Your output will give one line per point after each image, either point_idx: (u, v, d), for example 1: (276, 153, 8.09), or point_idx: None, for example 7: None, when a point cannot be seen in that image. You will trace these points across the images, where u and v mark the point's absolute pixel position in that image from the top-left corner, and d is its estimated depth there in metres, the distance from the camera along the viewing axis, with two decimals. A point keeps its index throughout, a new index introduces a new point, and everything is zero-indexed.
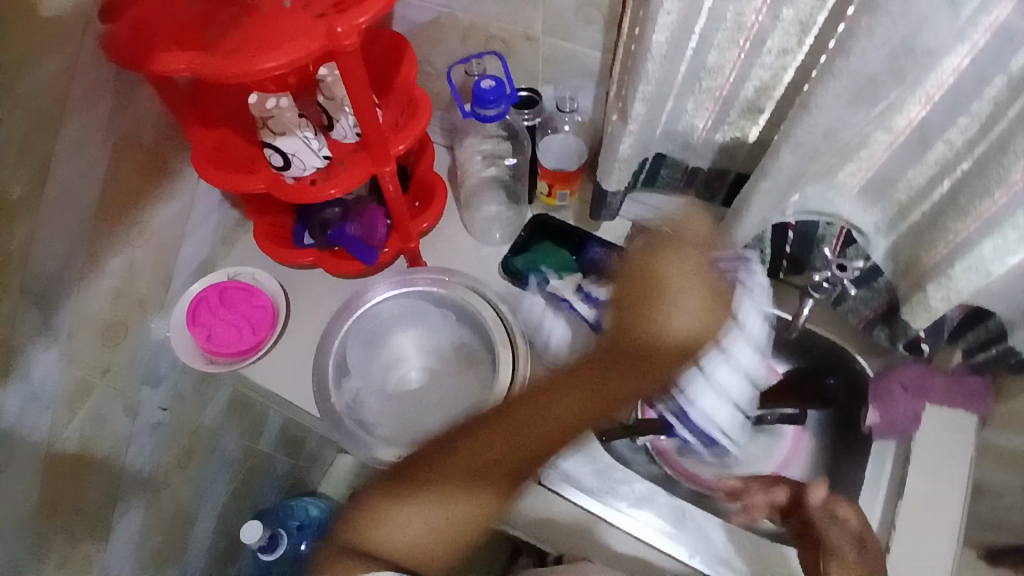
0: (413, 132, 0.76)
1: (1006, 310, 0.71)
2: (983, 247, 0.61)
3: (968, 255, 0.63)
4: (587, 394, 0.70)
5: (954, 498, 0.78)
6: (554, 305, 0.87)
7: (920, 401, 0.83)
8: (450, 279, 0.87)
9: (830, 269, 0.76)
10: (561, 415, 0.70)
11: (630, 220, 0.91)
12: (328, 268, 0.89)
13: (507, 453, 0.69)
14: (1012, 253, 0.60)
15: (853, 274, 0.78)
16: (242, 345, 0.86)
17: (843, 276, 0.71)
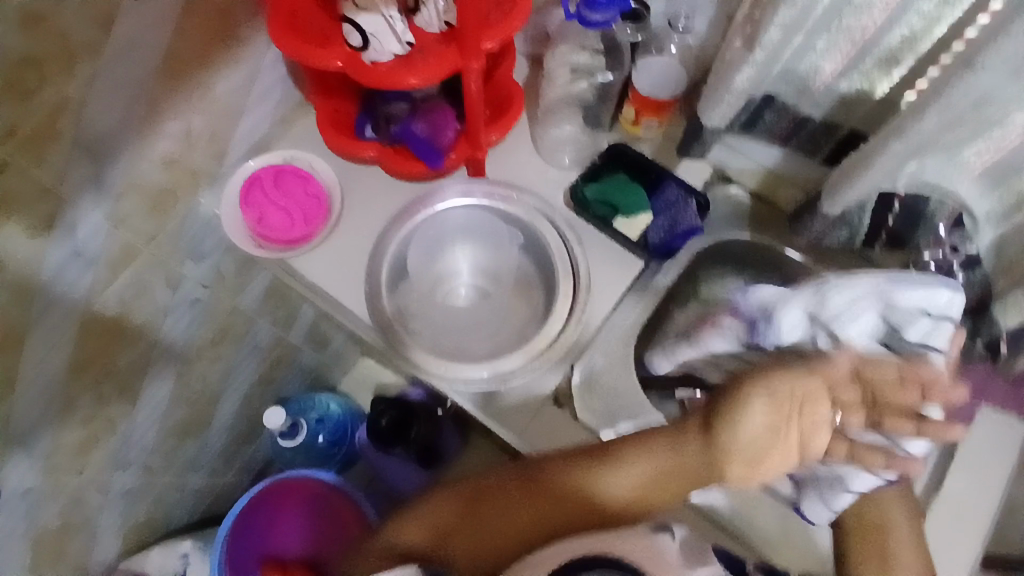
0: (508, 30, 0.70)
1: None
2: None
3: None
4: (653, 466, 0.68)
5: (986, 505, 0.77)
6: (620, 243, 0.84)
7: (978, 404, 0.79)
8: (515, 197, 0.85)
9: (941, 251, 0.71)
10: (631, 473, 0.68)
11: (715, 165, 0.88)
12: (389, 166, 0.85)
13: (564, 483, 0.68)
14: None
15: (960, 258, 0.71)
16: (294, 234, 0.83)
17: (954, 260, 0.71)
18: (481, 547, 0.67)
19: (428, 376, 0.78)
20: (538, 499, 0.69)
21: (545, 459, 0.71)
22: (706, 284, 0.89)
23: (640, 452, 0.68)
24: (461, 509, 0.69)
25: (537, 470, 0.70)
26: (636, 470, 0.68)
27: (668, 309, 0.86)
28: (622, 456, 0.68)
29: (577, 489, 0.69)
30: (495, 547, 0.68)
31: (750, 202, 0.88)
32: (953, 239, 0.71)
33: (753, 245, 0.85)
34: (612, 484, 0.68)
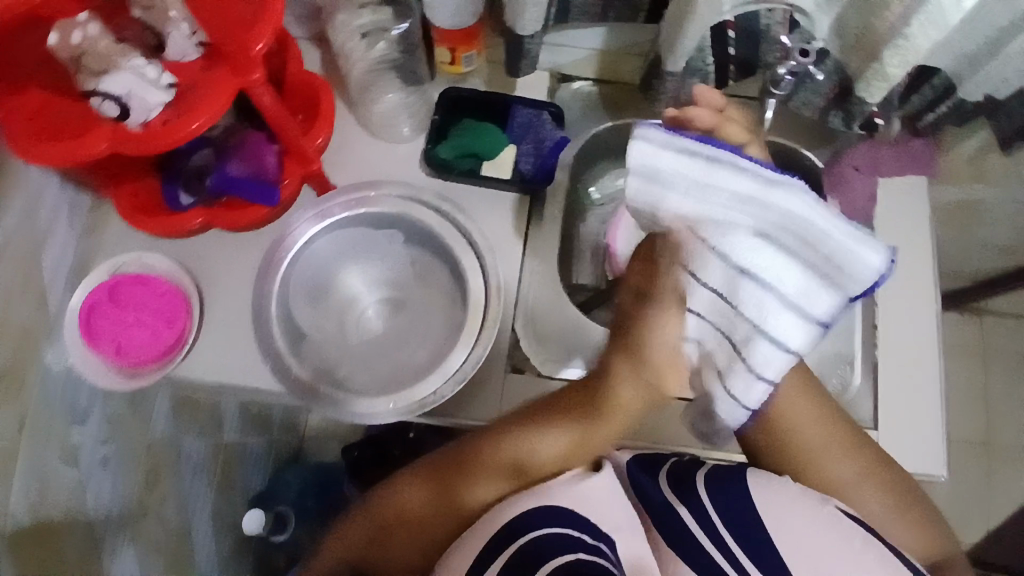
0: (272, 21, 0.60)
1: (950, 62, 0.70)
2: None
3: (923, 8, 0.58)
4: (569, 425, 0.63)
5: (923, 257, 0.82)
6: (496, 188, 0.79)
7: (873, 179, 0.83)
8: (376, 194, 0.77)
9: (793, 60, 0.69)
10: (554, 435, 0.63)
11: (548, 68, 0.85)
12: (227, 225, 0.74)
13: (485, 454, 0.62)
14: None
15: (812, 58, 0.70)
16: (163, 344, 0.73)
17: (808, 63, 0.66)
18: (407, 552, 0.61)
19: (378, 418, 0.70)
20: (446, 476, 0.62)
21: (470, 438, 0.64)
22: (595, 185, 0.91)
23: (574, 412, 0.63)
24: (377, 521, 0.62)
25: (459, 451, 0.63)
26: (561, 432, 0.63)
27: (571, 226, 0.90)
28: (550, 412, 0.64)
29: (497, 466, 0.62)
30: (412, 547, 0.61)
31: (598, 88, 0.87)
32: (799, 44, 0.67)
33: (618, 129, 0.86)
34: (536, 451, 0.62)
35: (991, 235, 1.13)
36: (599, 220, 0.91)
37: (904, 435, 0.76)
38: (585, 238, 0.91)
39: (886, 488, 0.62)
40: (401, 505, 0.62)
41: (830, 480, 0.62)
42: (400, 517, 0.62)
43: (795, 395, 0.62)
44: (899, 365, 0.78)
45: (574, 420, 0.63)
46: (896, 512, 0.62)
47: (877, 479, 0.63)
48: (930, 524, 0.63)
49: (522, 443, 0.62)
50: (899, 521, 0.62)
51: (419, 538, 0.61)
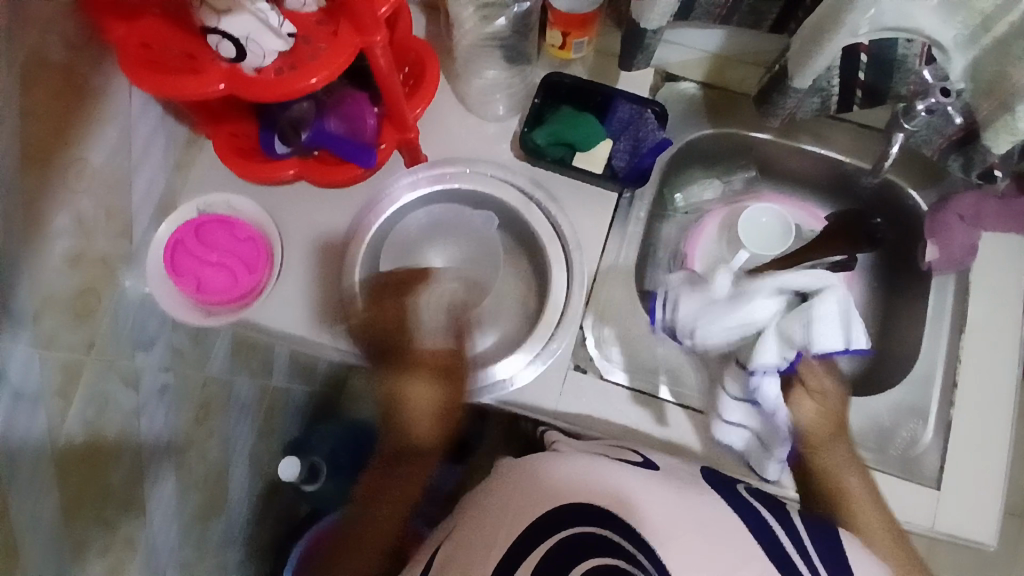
0: None
1: None
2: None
3: None
4: (418, 396, 0.71)
5: (1016, 318, 0.78)
6: (589, 182, 0.79)
7: (976, 230, 0.78)
8: (472, 169, 0.79)
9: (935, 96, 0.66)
10: (422, 391, 0.71)
11: (655, 66, 0.83)
12: (316, 179, 0.74)
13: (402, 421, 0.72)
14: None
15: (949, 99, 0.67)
16: (242, 288, 0.74)
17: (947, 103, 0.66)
18: (387, 522, 0.69)
19: (444, 390, 0.72)
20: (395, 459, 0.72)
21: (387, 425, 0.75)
22: (681, 191, 0.90)
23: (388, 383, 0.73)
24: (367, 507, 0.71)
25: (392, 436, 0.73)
26: (418, 391, 0.71)
27: (651, 229, 0.89)
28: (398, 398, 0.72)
29: (415, 420, 0.72)
30: (385, 535, 0.68)
31: (703, 92, 0.84)
32: (940, 81, 0.67)
33: (717, 138, 0.85)
34: (412, 407, 0.72)
35: None
36: (679, 227, 0.91)
37: (965, 498, 0.73)
38: (661, 242, 0.91)
39: (873, 497, 0.69)
40: (387, 482, 0.71)
41: (836, 486, 0.69)
42: (389, 497, 0.70)
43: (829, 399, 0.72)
44: (972, 426, 0.76)
45: (427, 373, 0.71)
46: (879, 525, 0.67)
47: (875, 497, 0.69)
48: (910, 549, 0.67)
49: (417, 400, 0.71)
50: (882, 523, 0.68)
51: (395, 505, 0.69)
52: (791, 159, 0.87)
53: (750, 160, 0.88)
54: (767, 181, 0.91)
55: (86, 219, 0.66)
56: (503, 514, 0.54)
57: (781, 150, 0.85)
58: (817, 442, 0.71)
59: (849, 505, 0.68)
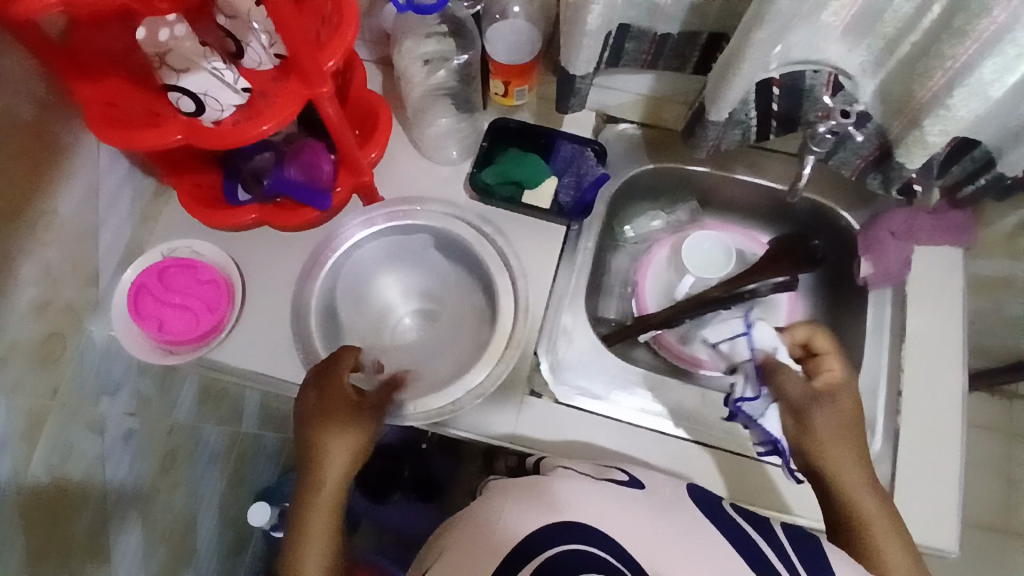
0: (343, 45, 0.65)
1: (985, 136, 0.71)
2: (981, 71, 0.58)
3: (966, 81, 0.60)
4: (340, 449, 0.66)
5: (953, 325, 0.81)
6: (535, 218, 0.83)
7: (908, 245, 0.82)
8: (422, 207, 0.82)
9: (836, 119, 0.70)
10: (342, 443, 0.66)
11: (596, 109, 0.89)
12: (277, 223, 0.79)
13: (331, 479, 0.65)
14: (1012, 71, 0.58)
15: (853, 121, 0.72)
16: (203, 329, 0.76)
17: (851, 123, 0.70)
18: None
19: (398, 417, 0.73)
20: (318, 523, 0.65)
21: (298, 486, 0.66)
22: (630, 224, 0.96)
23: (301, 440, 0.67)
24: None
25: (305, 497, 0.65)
26: (342, 444, 0.66)
27: (602, 261, 0.93)
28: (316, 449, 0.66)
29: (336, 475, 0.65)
30: None
31: (642, 131, 0.91)
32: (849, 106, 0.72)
33: (655, 174, 0.91)
34: (332, 461, 0.66)
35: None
36: (627, 258, 0.96)
37: (919, 507, 0.74)
38: (613, 273, 0.95)
39: (887, 507, 0.64)
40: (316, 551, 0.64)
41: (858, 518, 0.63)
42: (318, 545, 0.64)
43: (841, 408, 0.67)
44: (920, 435, 0.77)
45: (347, 423, 0.66)
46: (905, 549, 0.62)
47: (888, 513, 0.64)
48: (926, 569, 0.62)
49: (337, 457, 0.66)
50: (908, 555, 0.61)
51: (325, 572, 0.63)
52: (729, 189, 0.92)
53: (690, 194, 0.94)
54: (711, 212, 0.96)
55: (51, 267, 0.69)
56: (481, 544, 0.53)
57: (719, 182, 0.91)
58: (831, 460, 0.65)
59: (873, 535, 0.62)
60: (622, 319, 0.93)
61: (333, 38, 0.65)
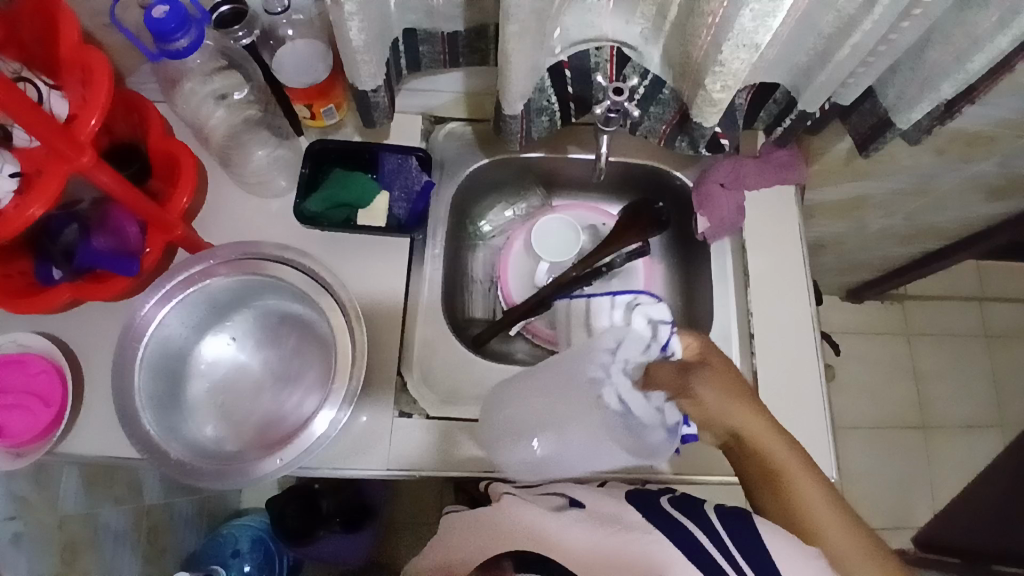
0: (101, 107, 0.62)
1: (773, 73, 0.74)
2: (742, 19, 0.56)
3: (731, 33, 0.58)
4: None
5: (795, 260, 0.84)
6: (373, 236, 0.81)
7: (741, 192, 0.84)
8: (215, 259, 0.74)
9: (608, 98, 0.71)
10: None
11: (421, 112, 0.86)
12: (97, 294, 0.74)
13: None
14: (772, 14, 0.56)
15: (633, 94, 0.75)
16: (43, 423, 0.72)
17: (623, 101, 0.71)
18: None
19: (265, 472, 0.67)
20: None
21: None
22: (484, 219, 0.95)
23: None
24: None
25: None
26: None
27: (460, 262, 0.93)
28: None
29: None
30: None
31: (471, 128, 0.89)
32: (642, 75, 0.73)
33: (493, 166, 0.90)
34: None
35: (886, 225, 1.17)
36: (486, 253, 0.96)
37: None
38: (475, 271, 0.95)
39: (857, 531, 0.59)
40: None
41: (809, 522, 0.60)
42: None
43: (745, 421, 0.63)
44: (778, 373, 0.80)
45: None
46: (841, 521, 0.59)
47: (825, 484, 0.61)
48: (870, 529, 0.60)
49: None
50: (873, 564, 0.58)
51: None
52: (567, 170, 0.92)
53: (534, 181, 0.94)
54: (559, 193, 0.97)
55: None
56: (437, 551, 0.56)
57: (555, 164, 0.90)
58: (762, 454, 0.63)
59: (798, 503, 0.60)
60: (489, 315, 0.93)
61: (88, 108, 0.62)
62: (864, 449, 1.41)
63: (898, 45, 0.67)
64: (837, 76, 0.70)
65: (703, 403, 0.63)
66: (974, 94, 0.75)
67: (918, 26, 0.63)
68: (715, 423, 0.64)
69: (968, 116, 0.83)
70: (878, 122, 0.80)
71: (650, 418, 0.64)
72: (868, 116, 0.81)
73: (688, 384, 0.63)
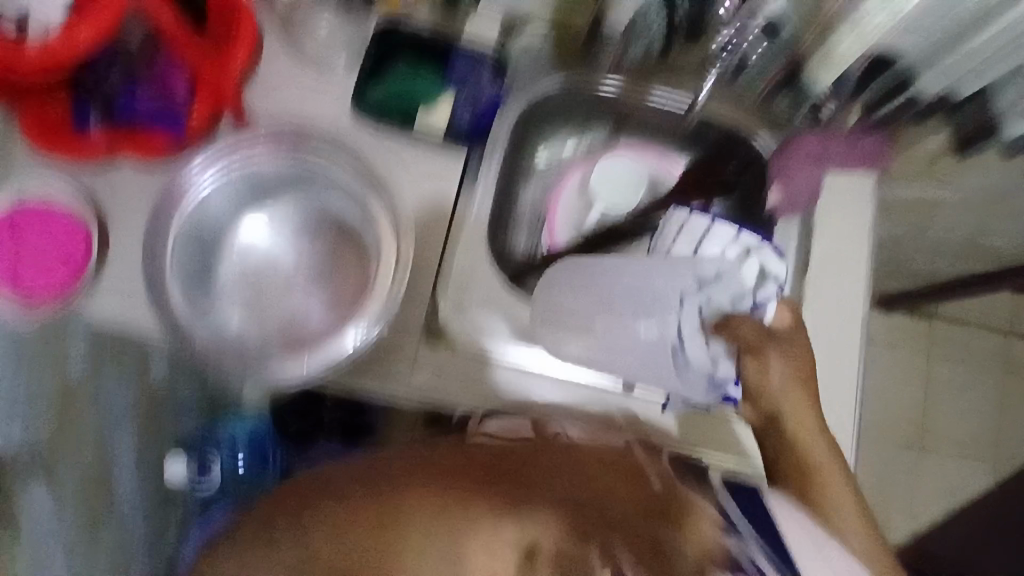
0: None
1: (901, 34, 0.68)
2: None
3: None
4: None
5: (863, 248, 0.80)
6: (428, 140, 0.74)
7: (822, 166, 0.79)
8: (265, 133, 0.69)
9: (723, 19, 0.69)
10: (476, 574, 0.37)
11: (502, 20, 0.81)
12: (131, 153, 0.70)
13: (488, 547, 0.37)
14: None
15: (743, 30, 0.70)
16: (59, 284, 0.70)
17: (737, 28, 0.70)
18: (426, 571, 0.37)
19: (291, 377, 0.64)
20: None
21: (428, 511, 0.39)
22: (541, 150, 0.89)
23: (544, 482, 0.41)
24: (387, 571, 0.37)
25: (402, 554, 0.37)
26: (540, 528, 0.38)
27: (509, 192, 0.87)
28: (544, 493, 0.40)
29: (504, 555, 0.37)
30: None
31: (551, 43, 0.82)
32: None
33: (566, 91, 0.85)
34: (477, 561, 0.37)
35: (944, 237, 1.13)
36: (537, 187, 0.90)
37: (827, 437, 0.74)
38: (522, 204, 0.89)
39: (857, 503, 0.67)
40: None
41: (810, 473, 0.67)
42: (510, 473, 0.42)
43: (793, 380, 0.68)
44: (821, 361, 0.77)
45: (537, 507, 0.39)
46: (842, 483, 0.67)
47: (846, 482, 0.68)
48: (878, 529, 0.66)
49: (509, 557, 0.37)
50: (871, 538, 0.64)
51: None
52: (639, 109, 0.86)
53: (603, 119, 0.88)
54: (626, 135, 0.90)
55: None
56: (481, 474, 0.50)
57: (630, 101, 0.86)
58: (798, 420, 0.68)
59: (811, 460, 0.68)
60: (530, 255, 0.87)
61: None
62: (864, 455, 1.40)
63: None
64: None
65: (767, 372, 0.67)
66: None
67: None
68: (768, 400, 0.68)
69: None
70: (978, 128, 0.78)
71: (701, 364, 0.64)
72: (972, 118, 0.78)
73: (763, 346, 0.65)
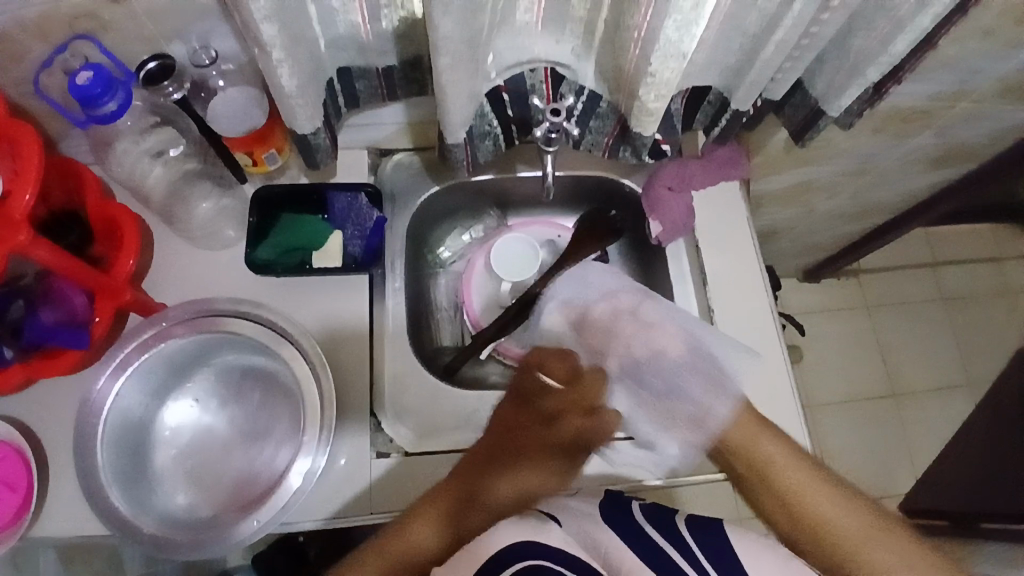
0: (32, 177, 0.60)
1: (702, 75, 0.76)
2: (666, 30, 0.58)
3: (658, 45, 0.60)
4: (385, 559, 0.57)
5: (749, 251, 0.86)
6: (329, 277, 0.79)
7: (687, 193, 0.86)
8: (165, 322, 0.72)
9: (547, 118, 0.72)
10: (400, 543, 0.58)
11: (365, 147, 0.86)
12: (49, 373, 0.72)
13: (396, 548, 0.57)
14: (695, 24, 0.58)
15: (572, 114, 0.77)
16: (7, 512, 0.70)
17: (561, 121, 0.72)
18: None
19: (245, 536, 0.66)
20: None
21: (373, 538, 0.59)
22: (442, 245, 0.95)
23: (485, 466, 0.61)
24: None
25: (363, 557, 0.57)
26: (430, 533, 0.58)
27: (422, 293, 0.92)
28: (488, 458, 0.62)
29: (419, 551, 0.57)
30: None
31: (418, 156, 0.89)
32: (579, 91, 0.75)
33: (444, 192, 0.90)
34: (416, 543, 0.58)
35: (834, 205, 1.21)
36: (449, 280, 0.95)
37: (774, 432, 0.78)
38: (439, 299, 0.94)
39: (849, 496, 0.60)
40: None
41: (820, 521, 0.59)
42: (482, 457, 0.62)
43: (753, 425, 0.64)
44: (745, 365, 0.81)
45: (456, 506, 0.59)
46: (845, 505, 0.60)
47: (851, 495, 0.61)
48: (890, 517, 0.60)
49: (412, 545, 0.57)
50: (861, 517, 0.60)
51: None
52: (517, 188, 0.93)
53: (488, 205, 0.95)
54: (513, 212, 0.97)
55: None
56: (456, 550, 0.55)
57: (506, 184, 0.91)
58: (763, 469, 0.62)
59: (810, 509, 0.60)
60: (459, 342, 0.92)
61: (18, 182, 0.59)
62: (841, 426, 1.44)
63: (820, 36, 0.69)
64: (766, 73, 0.73)
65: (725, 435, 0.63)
66: (899, 75, 0.78)
67: (836, 17, 0.65)
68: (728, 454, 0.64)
69: (896, 97, 0.86)
70: (810, 113, 0.83)
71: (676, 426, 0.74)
72: (800, 108, 0.84)
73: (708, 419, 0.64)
